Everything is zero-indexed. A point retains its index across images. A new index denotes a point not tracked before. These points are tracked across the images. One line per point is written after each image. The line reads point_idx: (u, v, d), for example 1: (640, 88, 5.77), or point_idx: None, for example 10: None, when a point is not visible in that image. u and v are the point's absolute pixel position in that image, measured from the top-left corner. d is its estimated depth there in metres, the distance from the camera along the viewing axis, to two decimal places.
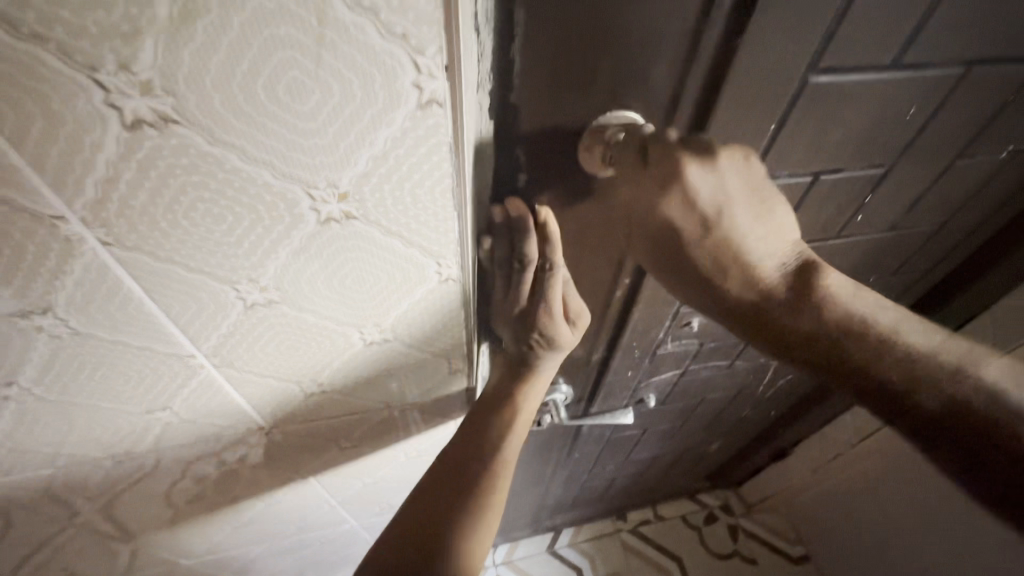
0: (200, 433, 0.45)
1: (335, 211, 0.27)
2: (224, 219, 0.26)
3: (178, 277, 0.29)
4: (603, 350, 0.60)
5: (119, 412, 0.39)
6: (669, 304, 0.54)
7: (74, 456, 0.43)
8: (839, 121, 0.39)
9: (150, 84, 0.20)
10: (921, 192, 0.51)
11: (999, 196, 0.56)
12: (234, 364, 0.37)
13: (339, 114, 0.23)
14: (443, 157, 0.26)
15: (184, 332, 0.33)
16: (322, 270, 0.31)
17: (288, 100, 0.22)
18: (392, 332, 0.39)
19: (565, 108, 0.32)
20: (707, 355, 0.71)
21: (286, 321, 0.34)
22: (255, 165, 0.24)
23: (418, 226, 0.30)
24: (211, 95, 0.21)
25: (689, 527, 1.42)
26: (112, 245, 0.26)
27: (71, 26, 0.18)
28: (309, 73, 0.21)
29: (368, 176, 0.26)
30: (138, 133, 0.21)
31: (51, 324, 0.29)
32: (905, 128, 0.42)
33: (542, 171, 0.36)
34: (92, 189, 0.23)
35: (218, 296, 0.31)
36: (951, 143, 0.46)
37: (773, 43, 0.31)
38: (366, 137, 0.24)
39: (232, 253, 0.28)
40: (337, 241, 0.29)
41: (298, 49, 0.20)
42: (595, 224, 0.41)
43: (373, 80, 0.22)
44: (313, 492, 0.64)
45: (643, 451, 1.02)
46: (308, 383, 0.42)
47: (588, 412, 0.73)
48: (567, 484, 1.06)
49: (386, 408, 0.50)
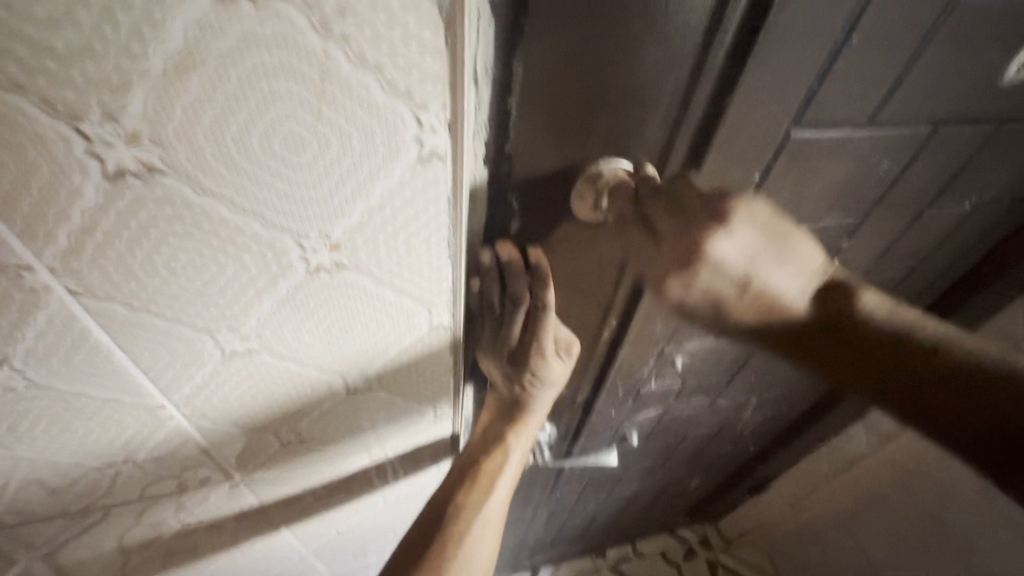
0: (166, 484, 0.42)
1: (326, 261, 0.26)
2: (207, 270, 0.25)
3: (153, 328, 0.27)
4: (588, 390, 0.59)
5: (77, 465, 0.36)
6: (655, 344, 0.54)
7: (22, 510, 0.39)
8: (819, 173, 0.41)
9: (137, 134, 0.19)
10: (894, 239, 0.53)
11: (963, 242, 0.58)
12: (207, 414, 0.35)
13: (336, 166, 0.22)
14: (441, 208, 0.25)
15: (155, 383, 0.31)
16: (307, 319, 0.30)
17: (284, 151, 0.21)
18: (377, 379, 0.37)
19: (559, 157, 0.32)
20: (690, 394, 0.71)
21: (266, 370, 0.33)
22: (243, 216, 0.23)
23: (410, 276, 0.29)
24: (203, 146, 0.20)
25: (669, 564, 1.40)
26: (83, 295, 0.24)
27: (56, 77, 0.17)
28: (307, 127, 0.20)
29: (361, 227, 0.25)
30: (121, 183, 0.20)
31: (9, 377, 0.27)
32: (879, 181, 0.44)
33: (535, 217, 0.35)
34: (64, 240, 0.22)
35: (195, 346, 0.29)
36: (921, 195, 0.48)
37: (760, 101, 0.32)
38: (363, 189, 0.23)
39: (214, 303, 0.27)
40: (326, 289, 0.28)
41: (297, 103, 0.20)
42: (585, 268, 0.41)
43: (374, 134, 0.21)
44: (283, 542, 0.60)
45: (624, 488, 1.00)
46: (284, 431, 0.40)
47: (571, 451, 0.72)
48: (547, 523, 1.04)
49: (366, 456, 0.48)
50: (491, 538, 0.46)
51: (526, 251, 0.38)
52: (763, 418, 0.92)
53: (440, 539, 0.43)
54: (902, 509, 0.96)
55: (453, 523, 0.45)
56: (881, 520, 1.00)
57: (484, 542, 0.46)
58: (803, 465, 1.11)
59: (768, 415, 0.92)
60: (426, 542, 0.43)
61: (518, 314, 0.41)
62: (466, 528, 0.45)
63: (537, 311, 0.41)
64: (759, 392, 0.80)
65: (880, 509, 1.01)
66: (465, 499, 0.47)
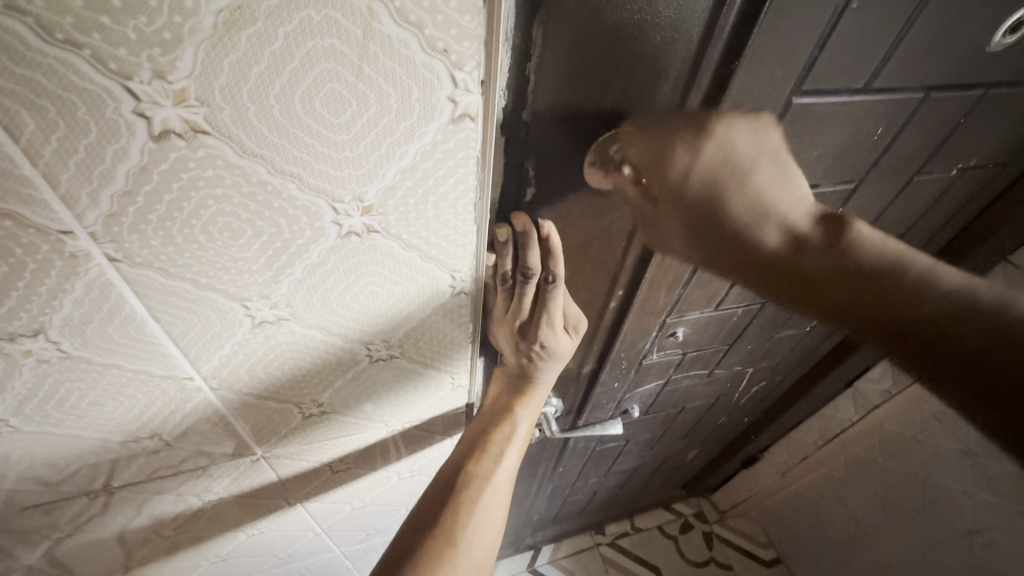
0: (183, 463, 0.42)
1: (357, 225, 0.27)
2: (242, 234, 0.25)
3: (187, 295, 0.28)
4: (592, 362, 0.61)
5: (101, 439, 0.36)
6: (659, 314, 0.55)
7: (40, 490, 0.39)
8: (819, 140, 0.41)
9: (185, 93, 0.19)
10: (884, 207, 0.55)
11: (949, 208, 0.61)
12: (233, 386, 0.36)
13: (372, 128, 0.23)
14: (469, 170, 0.26)
15: (184, 354, 0.31)
16: (337, 286, 0.30)
17: (324, 112, 0.22)
18: (399, 349, 0.38)
19: (574, 124, 0.31)
20: (688, 365, 0.73)
21: (293, 339, 0.33)
22: (282, 178, 0.24)
23: (436, 241, 0.30)
24: (248, 106, 0.21)
25: (666, 537, 1.43)
26: (121, 261, 0.25)
27: (110, 33, 0.17)
28: (348, 86, 0.21)
29: (393, 189, 0.26)
30: (165, 143, 0.21)
31: (42, 348, 0.27)
32: (873, 147, 0.45)
33: (549, 189, 0.35)
34: (107, 203, 0.22)
35: (226, 315, 0.30)
36: (911, 161, 0.49)
37: (768, 66, 0.32)
38: (397, 150, 0.24)
39: (247, 269, 0.27)
40: (355, 255, 0.29)
41: (340, 62, 0.20)
42: (599, 238, 0.41)
43: (410, 94, 0.22)
44: (298, 521, 0.61)
45: (624, 462, 1.02)
46: (307, 405, 0.41)
47: (576, 424, 0.74)
48: (549, 500, 1.06)
49: (383, 429, 0.49)
50: (500, 507, 0.45)
51: (538, 224, 0.37)
52: (757, 389, 0.95)
53: (450, 508, 0.42)
54: (890, 470, 1.00)
55: (461, 492, 0.43)
56: (872, 482, 1.04)
57: (492, 513, 0.43)
58: (796, 434, 1.15)
59: (761, 387, 0.94)
60: (431, 521, 0.41)
61: (531, 292, 0.41)
62: (475, 497, 0.43)
63: (547, 288, 0.41)
64: (755, 362, 0.82)
65: (867, 473, 1.05)
66: (475, 469, 0.45)
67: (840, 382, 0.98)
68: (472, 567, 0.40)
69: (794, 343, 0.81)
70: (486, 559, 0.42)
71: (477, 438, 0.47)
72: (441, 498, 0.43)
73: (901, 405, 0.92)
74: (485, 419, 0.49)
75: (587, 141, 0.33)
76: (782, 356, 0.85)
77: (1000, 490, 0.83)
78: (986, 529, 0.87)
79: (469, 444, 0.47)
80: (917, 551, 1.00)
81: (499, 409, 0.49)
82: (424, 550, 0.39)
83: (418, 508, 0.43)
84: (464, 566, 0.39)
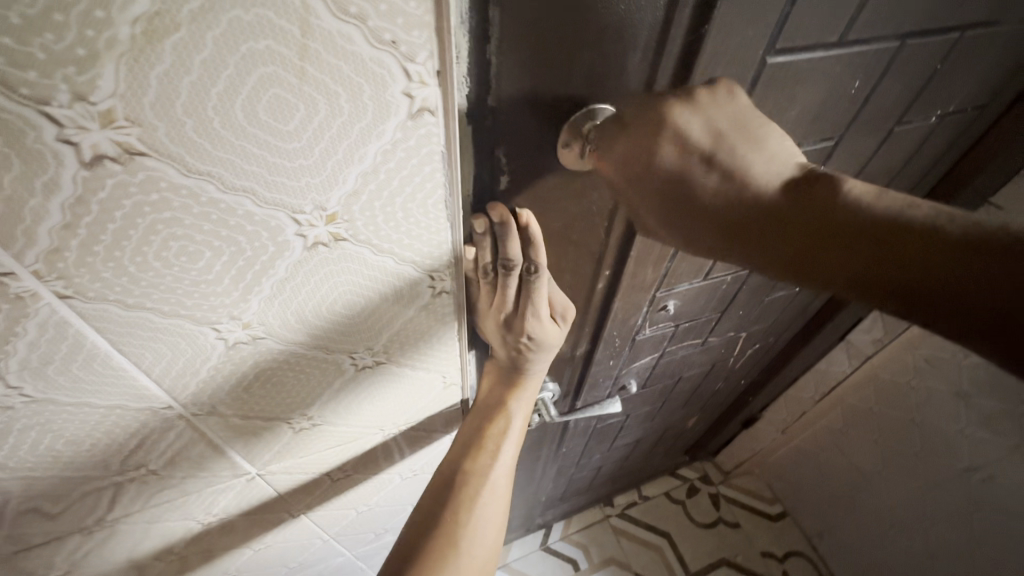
0: (176, 489, 0.41)
1: (323, 234, 0.26)
2: (201, 256, 0.24)
3: (152, 324, 0.26)
4: (586, 343, 0.60)
5: (85, 476, 0.35)
6: (648, 290, 0.54)
7: (34, 532, 0.38)
8: (797, 99, 0.40)
9: (113, 113, 0.18)
10: (865, 160, 0.54)
11: (931, 155, 0.60)
12: (214, 409, 0.34)
13: (326, 131, 0.21)
14: (435, 166, 0.25)
15: (159, 384, 0.30)
16: (310, 298, 0.29)
17: (269, 119, 0.20)
18: (384, 354, 0.37)
19: (540, 103, 0.30)
20: (682, 336, 0.73)
21: (272, 356, 0.32)
22: (235, 195, 0.22)
23: (409, 242, 0.29)
24: (184, 120, 0.19)
25: (674, 503, 1.46)
26: (73, 297, 0.23)
27: (14, 55, 0.15)
28: (294, 91, 0.20)
29: (357, 195, 0.25)
30: (99, 169, 0.19)
31: (3, 395, 0.26)
32: (852, 101, 0.44)
33: (524, 175, 0.34)
34: (46, 239, 0.20)
35: (198, 340, 0.28)
36: (891, 112, 0.48)
37: (740, 26, 0.30)
38: (356, 152, 0.23)
39: (212, 292, 0.26)
40: (326, 265, 0.28)
41: (281, 65, 0.19)
42: (580, 219, 0.39)
43: (362, 92, 0.21)
44: (305, 531, 0.60)
45: (626, 436, 1.03)
46: (296, 420, 0.40)
47: (575, 406, 0.74)
48: (555, 479, 1.07)
49: (379, 433, 0.48)
50: (500, 502, 0.44)
51: (516, 212, 0.36)
52: (752, 352, 0.95)
53: (450, 507, 0.42)
54: (887, 416, 1.01)
55: (460, 491, 0.43)
56: (871, 430, 1.06)
57: (492, 510, 0.43)
58: (792, 392, 1.16)
59: (756, 349, 0.95)
60: (431, 520, 0.41)
61: (515, 282, 0.39)
62: (475, 495, 0.43)
63: (531, 278, 0.40)
64: (748, 327, 0.82)
65: (864, 423, 1.06)
66: (472, 465, 0.45)
67: (833, 336, 0.99)
68: (476, 565, 0.40)
69: (785, 303, 0.81)
70: (491, 555, 0.42)
71: (472, 433, 0.47)
72: (442, 499, 0.42)
73: (891, 351, 0.94)
74: (479, 413, 0.48)
75: (557, 122, 0.31)
76: (774, 318, 0.85)
77: (996, 426, 0.85)
78: (982, 465, 0.89)
79: (465, 440, 0.46)
80: (918, 492, 1.02)
81: (492, 401, 0.48)
82: (430, 553, 0.38)
83: (418, 513, 0.43)
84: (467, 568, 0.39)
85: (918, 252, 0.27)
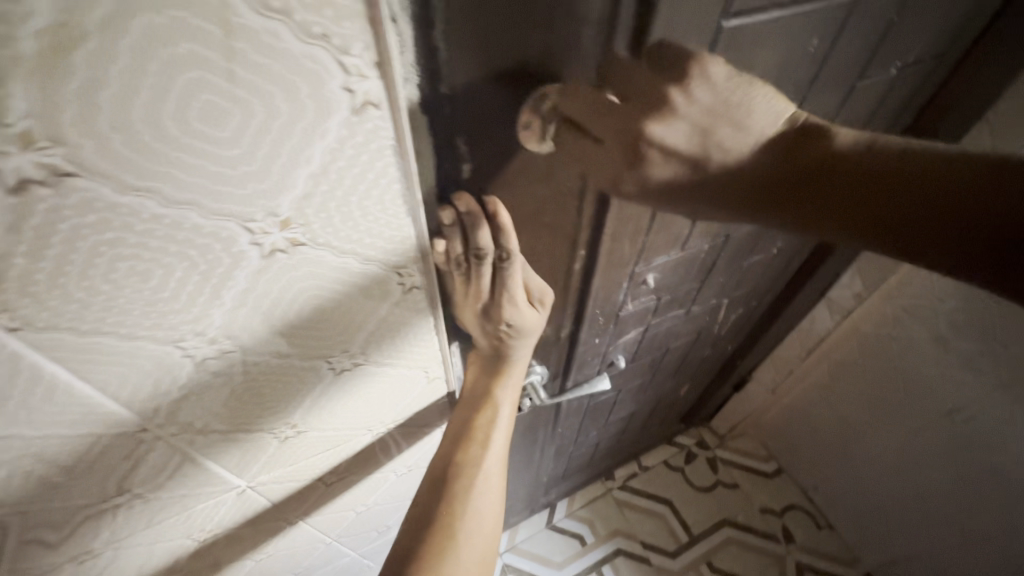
0: (167, 510, 0.41)
1: (279, 241, 0.25)
2: (153, 275, 0.23)
3: (112, 349, 0.25)
4: (570, 323, 0.60)
5: (70, 507, 0.34)
6: (626, 266, 0.54)
7: (32, 567, 0.38)
8: (757, 62, 0.39)
9: (32, 135, 0.17)
10: (831, 118, 0.54)
11: (895, 107, 0.60)
12: (193, 428, 0.34)
13: (266, 134, 0.21)
14: (388, 161, 0.24)
15: (129, 408, 0.29)
16: (275, 307, 0.29)
17: (204, 127, 0.19)
18: (362, 355, 0.37)
19: (495, 87, 0.29)
20: (664, 308, 0.73)
21: (244, 369, 0.32)
22: (177, 209, 0.21)
23: (371, 240, 0.28)
24: (112, 136, 0.18)
25: (673, 470, 1.48)
26: (22, 329, 0.22)
27: None
28: (226, 95, 0.19)
29: (308, 197, 0.24)
30: (28, 195, 0.18)
31: None
32: (813, 59, 0.44)
33: (487, 163, 0.33)
34: None
35: (163, 360, 0.28)
36: (852, 67, 0.48)
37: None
38: (302, 154, 0.22)
39: (170, 310, 0.25)
40: (286, 273, 0.27)
41: (207, 69, 0.18)
42: (550, 202, 0.39)
43: (299, 90, 0.20)
44: (307, 536, 0.61)
45: (620, 410, 1.04)
46: (281, 429, 0.39)
47: (565, 386, 0.74)
48: (554, 460, 1.08)
49: (367, 433, 0.48)
50: (495, 492, 0.45)
51: (482, 201, 0.35)
52: (737, 317, 0.96)
53: (444, 502, 0.42)
54: (871, 367, 1.04)
55: (452, 485, 0.43)
56: (857, 382, 1.08)
57: (487, 500, 0.43)
58: (779, 352, 1.18)
59: (740, 313, 0.96)
60: (426, 517, 0.41)
61: (488, 272, 0.39)
62: (468, 487, 0.43)
63: (504, 266, 0.39)
64: (730, 293, 0.83)
65: (850, 375, 1.09)
66: (463, 458, 0.45)
67: (815, 295, 1.00)
68: (475, 557, 0.40)
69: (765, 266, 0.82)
70: (490, 544, 0.42)
71: (460, 425, 0.46)
72: (435, 494, 0.43)
73: (871, 304, 0.96)
74: (466, 404, 0.48)
75: (514, 106, 0.30)
76: (755, 282, 0.85)
77: (975, 368, 0.87)
78: (963, 405, 0.92)
79: (455, 433, 0.46)
80: (905, 438, 1.05)
81: (478, 391, 0.48)
82: (427, 550, 0.38)
83: (413, 510, 0.43)
84: (467, 560, 0.39)
85: (918, 179, 0.36)
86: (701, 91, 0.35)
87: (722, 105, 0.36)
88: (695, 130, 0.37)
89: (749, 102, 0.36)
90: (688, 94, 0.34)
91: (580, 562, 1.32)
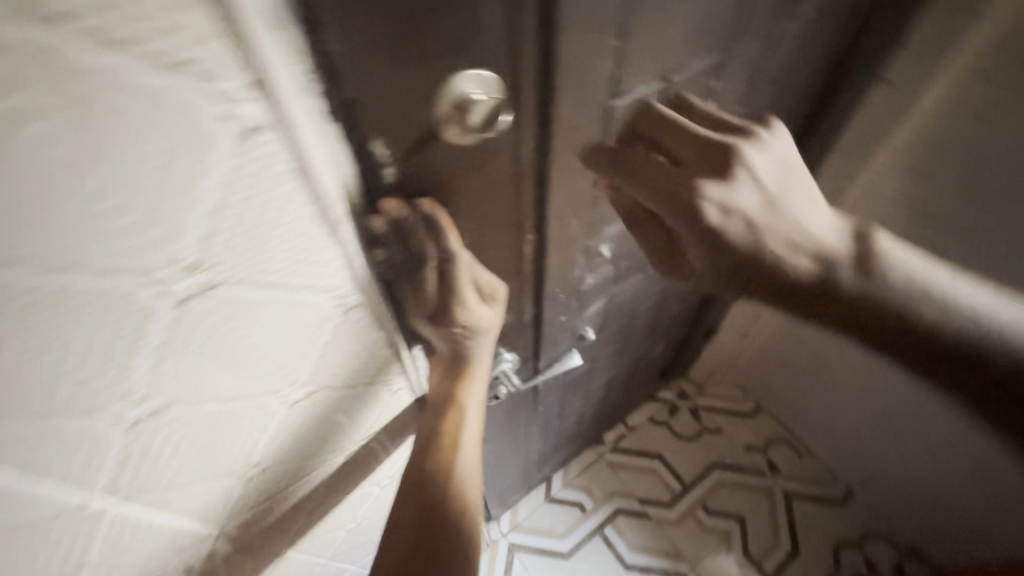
0: None
1: (192, 286, 0.24)
2: (53, 346, 0.22)
3: (23, 430, 0.23)
4: (531, 307, 0.59)
5: None
6: (575, 240, 0.54)
7: None
8: (675, 20, 0.38)
9: None
10: (758, 63, 0.53)
11: (820, 45, 0.60)
12: (143, 493, 0.32)
13: (148, 175, 0.20)
14: (289, 184, 0.25)
15: (61, 489, 0.27)
16: (206, 356, 0.28)
17: (76, 180, 0.19)
18: (313, 383, 0.37)
19: (406, 89, 0.25)
20: (624, 274, 0.73)
21: (189, 426, 0.31)
22: (65, 272, 0.20)
23: (292, 269, 0.28)
24: None
25: (659, 425, 1.51)
26: None
27: None
28: (92, 143, 0.18)
29: (211, 235, 0.23)
30: None
31: None
32: (731, 8, 0.43)
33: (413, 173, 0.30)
34: None
35: (87, 431, 0.26)
36: (771, 10, 0.48)
37: None
38: (192, 191, 0.22)
39: (85, 379, 0.24)
40: (208, 318, 0.26)
41: (64, 118, 0.17)
42: (486, 196, 0.37)
43: (174, 124, 0.20)
44: (300, 562, 0.59)
45: (598, 379, 1.05)
46: (244, 472, 0.38)
47: (538, 367, 0.73)
48: (542, 436, 1.09)
49: (337, 457, 0.47)
50: (472, 494, 0.45)
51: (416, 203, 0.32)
52: None
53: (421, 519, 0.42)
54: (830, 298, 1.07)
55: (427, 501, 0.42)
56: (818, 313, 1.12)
57: (465, 507, 0.43)
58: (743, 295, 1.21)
59: None
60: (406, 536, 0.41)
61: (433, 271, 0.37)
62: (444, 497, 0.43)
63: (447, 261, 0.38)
64: None
65: None
66: (434, 468, 0.44)
67: None
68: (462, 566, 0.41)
69: None
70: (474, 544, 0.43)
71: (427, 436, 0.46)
72: (411, 510, 0.42)
73: None
74: (431, 412, 0.47)
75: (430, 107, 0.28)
76: None
77: None
78: None
79: (423, 444, 0.46)
80: (867, 360, 1.10)
81: (441, 398, 0.47)
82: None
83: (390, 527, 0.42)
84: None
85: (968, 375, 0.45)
86: (765, 161, 0.43)
87: (785, 183, 0.44)
88: (773, 195, 0.43)
89: (788, 212, 0.43)
90: (752, 169, 0.42)
91: (582, 528, 1.35)
